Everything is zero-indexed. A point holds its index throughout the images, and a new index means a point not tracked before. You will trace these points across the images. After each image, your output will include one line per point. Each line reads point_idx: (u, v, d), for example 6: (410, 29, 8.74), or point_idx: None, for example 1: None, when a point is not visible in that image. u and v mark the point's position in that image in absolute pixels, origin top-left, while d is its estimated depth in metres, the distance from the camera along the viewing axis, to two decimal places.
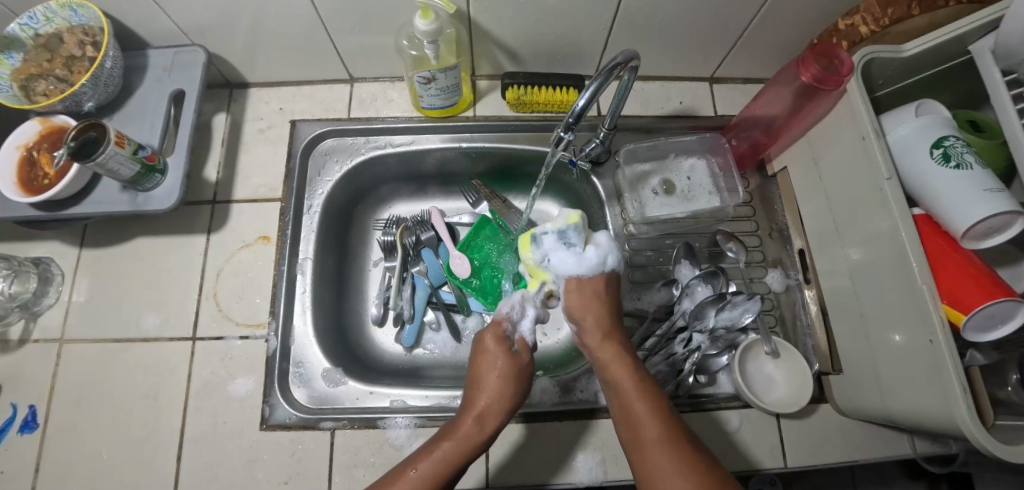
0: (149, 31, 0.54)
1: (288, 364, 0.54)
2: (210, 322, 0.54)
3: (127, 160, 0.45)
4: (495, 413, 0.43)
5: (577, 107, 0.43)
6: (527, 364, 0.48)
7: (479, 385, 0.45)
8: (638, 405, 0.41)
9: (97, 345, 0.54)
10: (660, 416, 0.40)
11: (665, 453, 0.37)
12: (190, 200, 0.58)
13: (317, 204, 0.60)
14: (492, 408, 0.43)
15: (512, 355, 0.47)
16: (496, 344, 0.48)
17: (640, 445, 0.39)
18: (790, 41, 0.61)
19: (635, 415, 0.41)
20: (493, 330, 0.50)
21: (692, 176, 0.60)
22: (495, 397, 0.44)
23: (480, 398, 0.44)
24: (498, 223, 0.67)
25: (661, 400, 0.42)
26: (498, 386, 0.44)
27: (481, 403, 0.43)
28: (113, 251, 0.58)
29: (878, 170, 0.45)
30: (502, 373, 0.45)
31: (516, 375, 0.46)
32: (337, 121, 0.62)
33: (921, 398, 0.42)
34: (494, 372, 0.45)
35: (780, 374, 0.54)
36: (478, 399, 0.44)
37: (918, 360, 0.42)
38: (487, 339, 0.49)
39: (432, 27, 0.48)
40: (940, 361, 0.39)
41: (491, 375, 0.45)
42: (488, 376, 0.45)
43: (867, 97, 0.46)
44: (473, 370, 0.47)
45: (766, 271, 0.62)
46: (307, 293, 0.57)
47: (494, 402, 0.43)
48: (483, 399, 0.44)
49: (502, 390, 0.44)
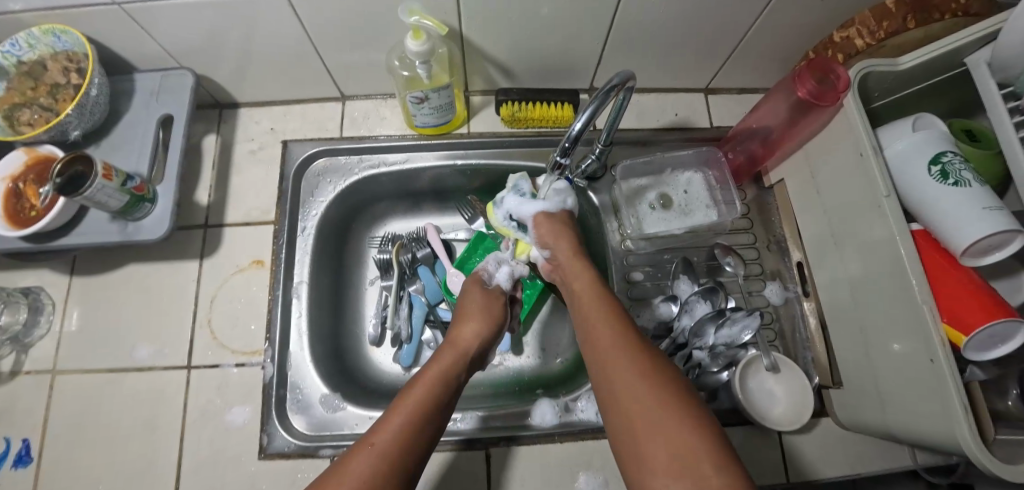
0: (135, 55, 0.53)
1: (284, 391, 0.53)
2: (206, 348, 0.54)
3: (115, 192, 0.44)
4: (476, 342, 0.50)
5: (574, 131, 0.43)
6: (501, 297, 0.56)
7: (462, 320, 0.52)
8: (606, 335, 0.42)
9: (91, 375, 0.53)
10: (625, 339, 0.41)
11: (632, 373, 0.37)
12: (181, 225, 0.57)
13: (311, 226, 0.59)
14: (474, 336, 0.51)
15: (488, 292, 0.56)
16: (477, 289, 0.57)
17: (610, 369, 0.39)
18: (784, 53, 0.61)
19: (604, 345, 0.41)
20: (474, 280, 0.58)
21: (688, 190, 0.60)
22: (477, 329, 0.51)
23: (463, 330, 0.51)
24: (493, 236, 0.66)
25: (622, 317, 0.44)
26: (478, 320, 0.52)
27: (464, 334, 0.50)
28: (104, 279, 0.57)
29: (877, 187, 0.44)
30: (483, 310, 0.54)
31: (495, 309, 0.55)
32: (329, 141, 0.61)
33: (922, 415, 0.42)
34: (474, 311, 0.53)
35: (780, 389, 0.54)
36: (462, 331, 0.51)
37: (918, 378, 0.42)
38: (468, 288, 0.57)
39: (423, 47, 0.47)
40: (941, 380, 0.39)
41: (472, 312, 0.53)
42: (470, 313, 0.53)
43: (864, 110, 0.46)
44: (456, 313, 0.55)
45: (764, 284, 0.61)
46: (303, 317, 0.56)
47: (475, 333, 0.51)
48: (467, 331, 0.51)
49: (483, 323, 0.52)
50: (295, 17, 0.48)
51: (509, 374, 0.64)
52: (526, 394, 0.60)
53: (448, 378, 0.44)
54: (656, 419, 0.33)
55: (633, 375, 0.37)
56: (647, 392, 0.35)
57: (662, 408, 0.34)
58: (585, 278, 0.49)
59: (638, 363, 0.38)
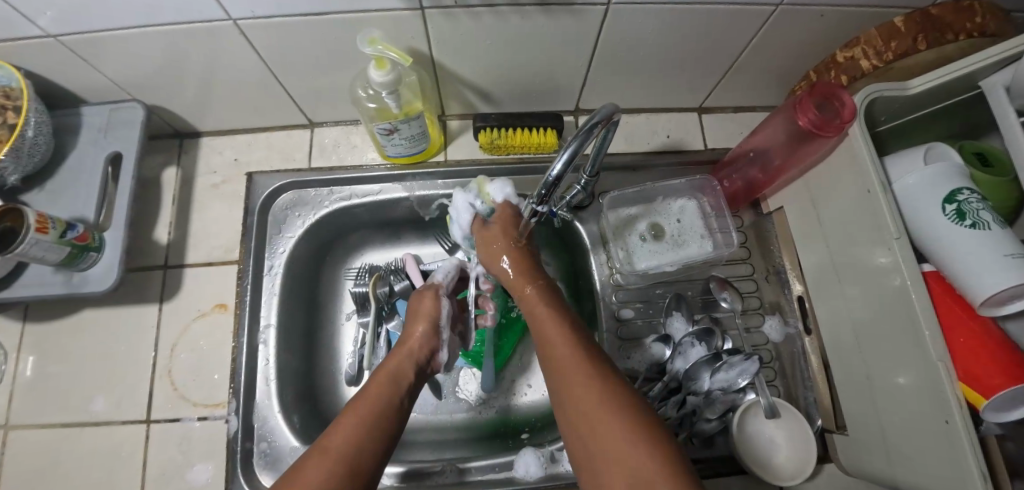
0: (82, 88, 0.50)
1: (250, 443, 0.50)
2: (166, 402, 0.51)
3: (53, 246, 0.40)
4: (426, 345, 0.48)
5: (553, 173, 0.37)
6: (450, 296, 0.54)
7: (414, 320, 0.50)
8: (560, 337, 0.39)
9: (44, 431, 0.50)
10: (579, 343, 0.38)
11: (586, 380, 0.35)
12: (139, 266, 0.55)
13: (278, 265, 0.55)
14: (425, 337, 0.48)
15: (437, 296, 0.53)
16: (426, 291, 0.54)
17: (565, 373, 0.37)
18: (780, 72, 0.57)
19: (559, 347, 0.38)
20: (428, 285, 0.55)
21: (681, 219, 0.56)
22: (427, 328, 0.49)
23: (415, 331, 0.49)
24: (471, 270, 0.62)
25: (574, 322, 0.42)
26: (428, 319, 0.50)
27: (416, 334, 0.48)
28: (60, 326, 0.53)
29: (887, 228, 0.40)
30: (435, 311, 0.51)
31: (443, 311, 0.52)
32: (298, 173, 0.58)
33: (934, 475, 0.39)
34: (426, 311, 0.51)
35: (781, 435, 0.50)
36: (414, 332, 0.48)
37: (930, 437, 0.38)
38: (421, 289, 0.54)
39: (389, 77, 0.42)
40: (957, 446, 0.36)
41: (423, 311, 0.50)
42: (421, 312, 0.50)
43: (871, 143, 0.42)
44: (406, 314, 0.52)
45: (762, 319, 0.58)
46: (270, 363, 0.52)
47: (426, 334, 0.49)
48: (419, 332, 0.48)
49: (434, 324, 0.50)
50: (248, 44, 0.44)
51: (494, 415, 0.61)
52: (512, 440, 0.58)
53: (397, 382, 0.42)
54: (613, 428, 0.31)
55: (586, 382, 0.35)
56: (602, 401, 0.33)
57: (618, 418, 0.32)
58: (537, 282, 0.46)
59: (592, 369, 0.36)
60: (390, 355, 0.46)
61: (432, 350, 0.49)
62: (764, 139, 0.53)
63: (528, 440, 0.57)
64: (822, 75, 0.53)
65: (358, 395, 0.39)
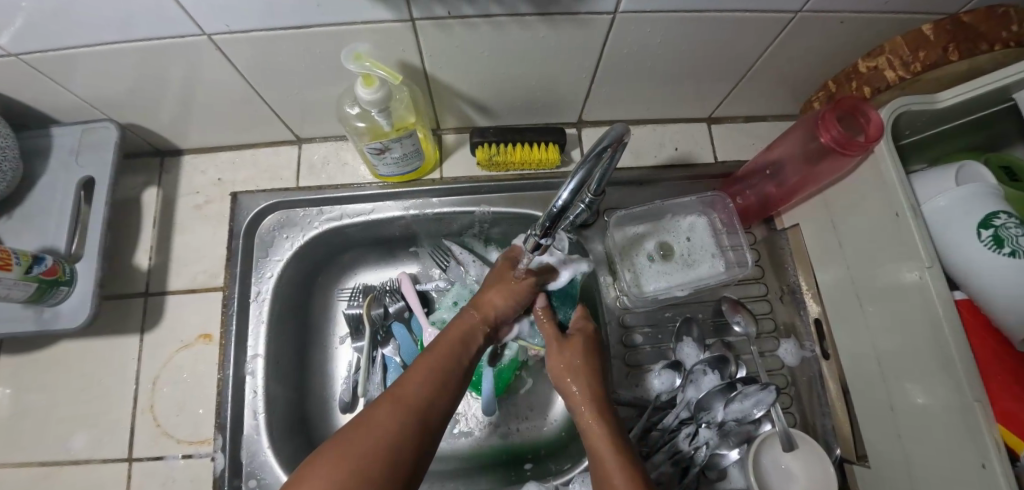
0: (51, 107, 0.47)
1: (239, 481, 0.47)
2: (149, 439, 0.49)
3: (15, 283, 0.40)
4: (501, 317, 0.48)
5: (559, 201, 0.34)
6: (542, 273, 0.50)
7: (498, 290, 0.48)
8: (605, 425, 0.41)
9: (19, 471, 0.47)
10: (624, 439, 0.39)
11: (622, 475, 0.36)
12: (119, 294, 0.53)
13: (266, 290, 0.52)
14: (502, 311, 0.48)
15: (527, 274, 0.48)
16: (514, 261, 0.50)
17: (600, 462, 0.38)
18: (796, 81, 0.54)
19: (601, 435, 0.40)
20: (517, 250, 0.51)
21: (692, 236, 0.53)
22: (509, 302, 0.48)
23: (494, 301, 0.48)
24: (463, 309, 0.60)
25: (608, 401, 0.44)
26: (511, 295, 0.48)
27: (494, 305, 0.47)
28: (35, 358, 0.51)
29: (917, 255, 0.37)
30: (520, 290, 0.48)
31: (528, 292, 0.49)
32: (285, 192, 0.55)
33: None
34: (512, 287, 0.48)
35: (798, 467, 0.47)
36: (493, 302, 0.48)
37: (965, 481, 0.35)
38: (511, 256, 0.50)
39: (378, 95, 0.39)
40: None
41: (509, 287, 0.48)
42: (505, 285, 0.48)
43: (899, 162, 0.39)
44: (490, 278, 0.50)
45: (777, 342, 0.56)
46: (259, 395, 0.49)
47: (504, 308, 0.48)
48: (498, 304, 0.48)
49: (515, 300, 0.48)
50: (225, 60, 0.41)
51: (497, 444, 0.59)
52: (514, 471, 0.56)
53: (464, 347, 0.44)
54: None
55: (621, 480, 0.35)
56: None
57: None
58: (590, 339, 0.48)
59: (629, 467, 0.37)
60: (463, 313, 0.47)
61: (504, 321, 0.49)
62: (782, 153, 0.49)
63: (532, 472, 0.55)
64: (842, 85, 0.50)
65: (430, 350, 0.42)
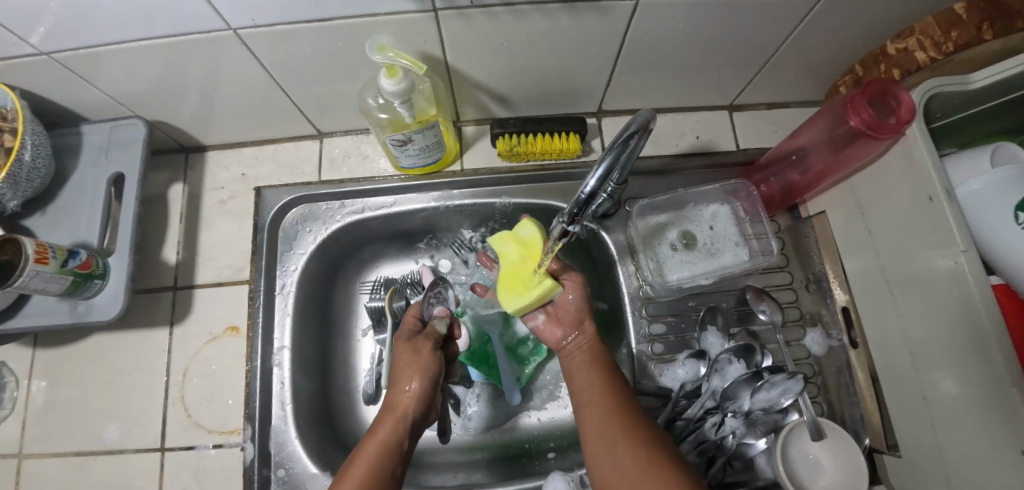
0: (80, 105, 0.48)
1: (268, 470, 0.48)
2: (180, 430, 0.50)
3: (53, 276, 0.41)
4: (419, 404, 0.43)
5: (586, 189, 0.33)
6: (439, 334, 0.50)
7: (404, 373, 0.44)
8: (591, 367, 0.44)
9: (57, 459, 0.49)
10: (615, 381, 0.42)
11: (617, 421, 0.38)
12: (149, 288, 0.54)
13: (291, 283, 0.53)
14: (419, 394, 0.43)
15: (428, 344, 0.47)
16: (412, 326, 0.51)
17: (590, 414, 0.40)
18: (820, 66, 0.53)
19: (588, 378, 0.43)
20: (414, 309, 0.53)
21: (714, 225, 0.52)
22: (423, 382, 0.44)
23: (406, 389, 0.43)
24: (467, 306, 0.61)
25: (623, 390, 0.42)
26: (423, 372, 0.44)
27: (406, 391, 0.43)
28: (70, 351, 0.52)
29: (951, 240, 0.36)
30: (430, 364, 0.45)
31: (439, 360, 0.47)
32: (307, 186, 0.56)
33: None
34: (419, 362, 0.45)
35: (826, 457, 0.46)
36: (404, 387, 0.43)
37: (999, 474, 0.34)
38: (404, 326, 0.50)
39: (401, 86, 0.39)
40: (1015, 480, 0.32)
41: (417, 363, 0.45)
42: (414, 361, 0.45)
43: (932, 144, 0.38)
44: (394, 366, 0.46)
45: (803, 331, 0.55)
46: (286, 385, 0.50)
47: (418, 392, 0.44)
48: (411, 389, 0.43)
49: (428, 378, 0.44)
50: (250, 54, 0.41)
51: (520, 435, 0.59)
52: (537, 461, 0.55)
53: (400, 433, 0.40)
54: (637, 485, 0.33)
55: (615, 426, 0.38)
56: (630, 450, 0.36)
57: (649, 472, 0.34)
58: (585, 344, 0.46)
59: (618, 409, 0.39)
60: (379, 418, 0.42)
61: (427, 404, 0.44)
62: (808, 139, 0.49)
63: (554, 461, 0.55)
64: (869, 69, 0.49)
65: (356, 457, 0.38)
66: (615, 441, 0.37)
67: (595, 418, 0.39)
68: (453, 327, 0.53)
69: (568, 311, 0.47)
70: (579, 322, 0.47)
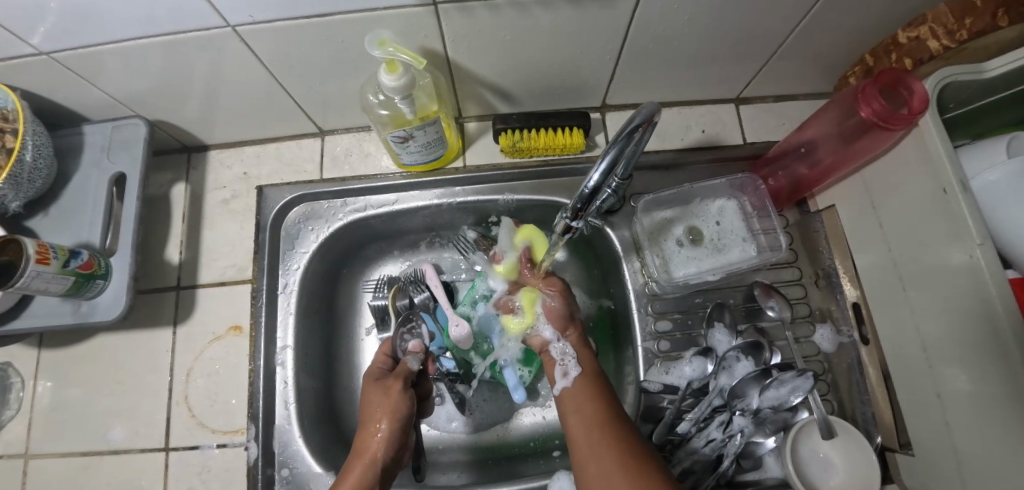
0: (82, 106, 0.48)
1: (272, 470, 0.48)
2: (184, 430, 0.50)
3: (54, 276, 0.41)
4: (388, 447, 0.46)
5: (590, 184, 0.33)
6: (411, 371, 0.52)
7: (375, 414, 0.47)
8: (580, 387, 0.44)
9: (63, 460, 0.49)
10: (603, 400, 0.43)
11: (607, 442, 0.38)
12: (152, 288, 0.54)
13: (294, 282, 0.53)
14: (388, 436, 0.46)
15: (398, 384, 0.50)
16: (383, 365, 0.53)
17: (581, 434, 0.40)
18: (830, 57, 0.51)
19: (579, 398, 0.43)
20: (384, 346, 0.54)
21: (721, 221, 0.51)
22: (392, 424, 0.47)
23: (376, 433, 0.46)
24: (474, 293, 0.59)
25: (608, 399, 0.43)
26: (393, 414, 0.47)
27: (375, 432, 0.46)
28: (75, 351, 0.52)
29: (965, 231, 0.35)
30: (399, 405, 0.48)
31: (410, 399, 0.50)
32: (309, 184, 0.56)
33: None
34: (388, 404, 0.48)
35: (837, 457, 0.45)
36: (374, 429, 0.46)
37: (1015, 475, 0.33)
38: (373, 366, 0.52)
39: (401, 82, 0.39)
40: None
41: (386, 404, 0.48)
42: (383, 402, 0.48)
43: (947, 134, 0.37)
44: (365, 408, 0.49)
45: (813, 328, 0.54)
46: (289, 385, 0.50)
47: (388, 433, 0.46)
48: (380, 431, 0.46)
49: (397, 420, 0.47)
50: (250, 52, 0.41)
51: (525, 433, 0.59)
52: (542, 459, 0.55)
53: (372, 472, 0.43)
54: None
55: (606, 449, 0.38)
56: (623, 474, 0.36)
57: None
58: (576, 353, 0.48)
59: (608, 430, 0.39)
60: (351, 460, 0.44)
61: (397, 444, 0.47)
62: (818, 131, 0.48)
63: (559, 460, 0.55)
64: (880, 59, 0.48)
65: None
66: (605, 461, 0.37)
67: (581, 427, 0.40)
68: (426, 362, 0.55)
69: (551, 317, 0.51)
70: (564, 327, 0.50)
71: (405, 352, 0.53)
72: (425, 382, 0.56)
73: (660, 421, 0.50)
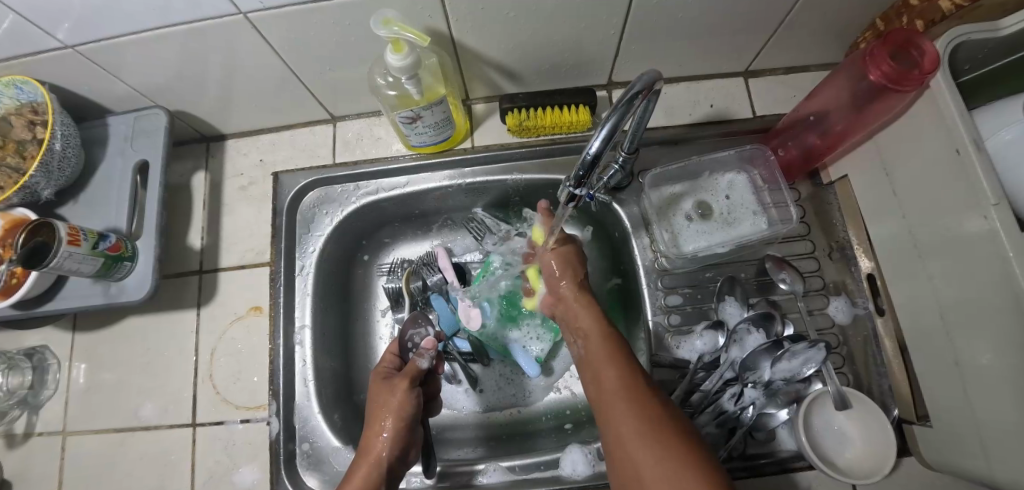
0: (106, 98, 0.50)
1: (293, 444, 0.49)
2: (210, 406, 0.52)
3: (84, 257, 0.43)
4: (393, 447, 0.43)
5: (592, 151, 0.32)
6: (416, 372, 0.48)
7: (379, 413, 0.45)
8: (598, 352, 0.43)
9: (99, 436, 0.51)
10: (624, 364, 0.41)
11: (620, 400, 0.38)
12: (177, 271, 0.56)
13: (310, 264, 0.54)
14: (393, 437, 0.44)
15: (405, 383, 0.46)
16: (392, 364, 0.50)
17: (601, 401, 0.40)
18: (840, 24, 0.51)
19: (598, 363, 0.42)
20: (394, 344, 0.52)
21: (731, 195, 0.51)
22: (397, 423, 0.44)
23: (381, 432, 0.44)
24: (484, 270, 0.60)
25: (630, 366, 0.41)
26: (398, 413, 0.45)
27: (381, 436, 0.43)
28: (106, 334, 0.54)
29: (981, 191, 0.34)
30: (405, 406, 0.45)
31: (411, 398, 0.46)
32: (323, 169, 0.57)
33: None
34: (395, 402, 0.45)
35: (852, 428, 0.46)
36: (379, 428, 0.44)
37: None
38: (382, 365, 0.50)
39: (407, 61, 0.39)
40: None
41: (391, 403, 0.45)
42: (390, 401, 0.45)
43: (962, 93, 0.36)
44: (372, 403, 0.46)
45: (827, 300, 0.53)
46: (308, 363, 0.52)
47: (393, 434, 0.44)
48: (385, 431, 0.44)
49: (403, 419, 0.45)
50: (262, 39, 0.42)
51: (539, 409, 0.59)
52: (556, 434, 0.56)
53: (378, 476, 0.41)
54: (647, 477, 0.33)
55: (623, 413, 0.37)
56: (644, 446, 0.34)
57: (657, 464, 0.33)
58: (593, 318, 0.46)
59: (631, 395, 0.38)
60: (356, 463, 0.43)
61: (403, 439, 0.44)
62: (826, 101, 0.47)
63: (571, 433, 0.56)
64: (890, 22, 0.47)
65: None
66: (624, 431, 0.36)
67: (604, 397, 0.39)
68: (437, 361, 0.51)
69: (555, 283, 0.49)
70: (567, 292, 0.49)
71: (417, 350, 0.49)
72: (434, 381, 0.52)
73: (671, 393, 0.50)
